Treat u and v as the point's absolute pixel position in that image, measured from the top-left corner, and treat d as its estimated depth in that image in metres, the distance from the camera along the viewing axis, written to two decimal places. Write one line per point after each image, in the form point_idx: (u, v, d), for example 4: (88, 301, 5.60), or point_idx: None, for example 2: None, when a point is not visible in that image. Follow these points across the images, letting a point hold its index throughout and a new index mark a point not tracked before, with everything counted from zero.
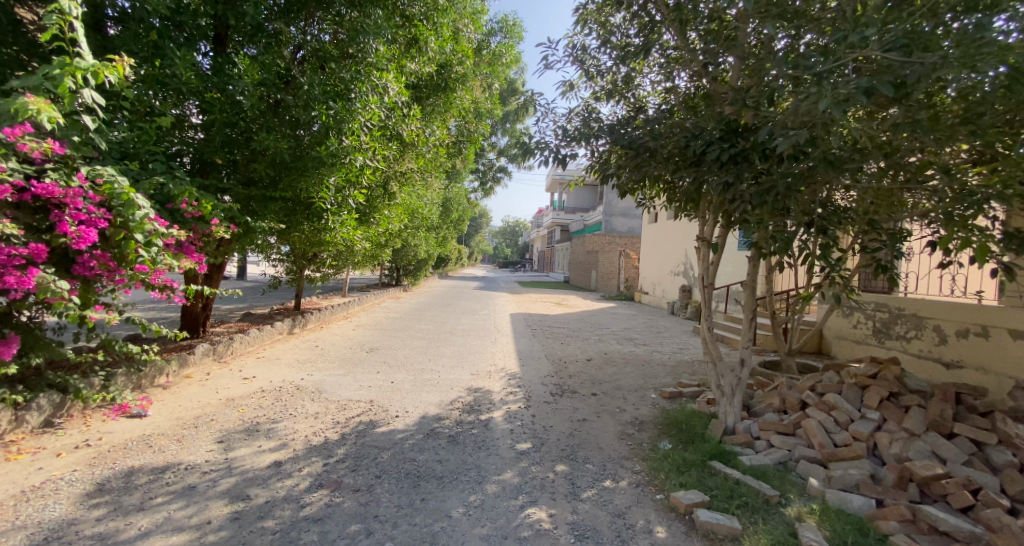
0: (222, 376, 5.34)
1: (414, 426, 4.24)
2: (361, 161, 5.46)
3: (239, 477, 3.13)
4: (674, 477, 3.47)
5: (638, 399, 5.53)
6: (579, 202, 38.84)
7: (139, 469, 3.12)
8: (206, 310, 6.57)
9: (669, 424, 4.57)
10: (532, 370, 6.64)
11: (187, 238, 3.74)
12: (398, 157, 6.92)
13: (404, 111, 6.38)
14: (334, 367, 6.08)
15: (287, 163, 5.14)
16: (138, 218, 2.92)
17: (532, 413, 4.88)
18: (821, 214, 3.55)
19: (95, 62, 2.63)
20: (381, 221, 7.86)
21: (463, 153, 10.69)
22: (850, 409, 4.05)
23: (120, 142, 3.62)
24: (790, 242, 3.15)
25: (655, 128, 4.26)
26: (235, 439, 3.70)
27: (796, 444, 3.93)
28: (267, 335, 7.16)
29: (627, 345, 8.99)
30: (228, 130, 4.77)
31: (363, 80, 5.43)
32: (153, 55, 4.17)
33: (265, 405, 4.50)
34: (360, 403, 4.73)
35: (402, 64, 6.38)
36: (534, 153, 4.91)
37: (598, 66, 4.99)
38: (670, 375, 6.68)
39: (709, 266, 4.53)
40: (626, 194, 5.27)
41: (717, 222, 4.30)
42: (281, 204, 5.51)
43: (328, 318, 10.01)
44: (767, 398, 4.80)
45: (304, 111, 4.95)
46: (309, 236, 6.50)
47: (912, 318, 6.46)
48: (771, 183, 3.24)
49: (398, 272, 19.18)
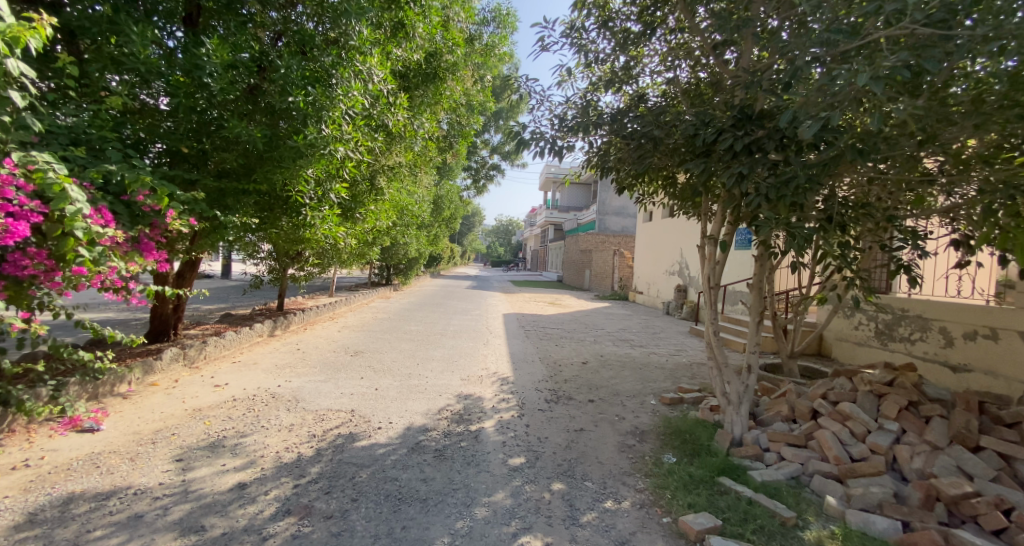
0: (192, 383, 4.96)
1: (398, 439, 3.90)
2: (342, 153, 5.11)
3: (194, 503, 2.78)
4: (681, 496, 3.17)
5: (637, 406, 5.23)
6: (573, 201, 38.47)
7: (80, 496, 2.77)
8: (177, 311, 6.19)
9: (671, 435, 4.27)
10: (524, 375, 6.33)
11: (143, 234, 3.43)
12: (386, 150, 6.60)
13: (390, 100, 6.02)
14: (314, 372, 5.71)
15: (262, 153, 4.79)
16: (70, 214, 2.56)
17: (526, 422, 4.56)
18: (841, 208, 3.24)
19: (12, 22, 2.21)
20: (367, 217, 7.48)
21: (454, 148, 10.32)
22: (865, 419, 3.77)
23: (69, 128, 3.35)
24: (810, 239, 2.85)
25: (658, 117, 3.97)
26: (197, 457, 3.35)
27: (809, 457, 3.63)
28: (245, 339, 6.76)
29: (623, 347, 8.70)
30: (196, 118, 4.42)
31: (345, 66, 5.10)
32: (110, 33, 3.82)
33: (235, 416, 4.14)
34: (340, 413, 4.39)
35: (387, 51, 6.02)
36: (529, 144, 4.60)
37: (596, 53, 4.70)
38: (669, 379, 6.38)
39: (715, 265, 4.23)
40: (624, 189, 4.98)
41: (724, 218, 4.00)
42: (256, 198, 5.12)
43: (313, 318, 9.66)
44: (774, 405, 4.50)
45: (280, 97, 4.58)
46: (288, 233, 6.11)
47: (917, 320, 6.22)
48: (790, 174, 2.91)
49: (388, 271, 18.85)
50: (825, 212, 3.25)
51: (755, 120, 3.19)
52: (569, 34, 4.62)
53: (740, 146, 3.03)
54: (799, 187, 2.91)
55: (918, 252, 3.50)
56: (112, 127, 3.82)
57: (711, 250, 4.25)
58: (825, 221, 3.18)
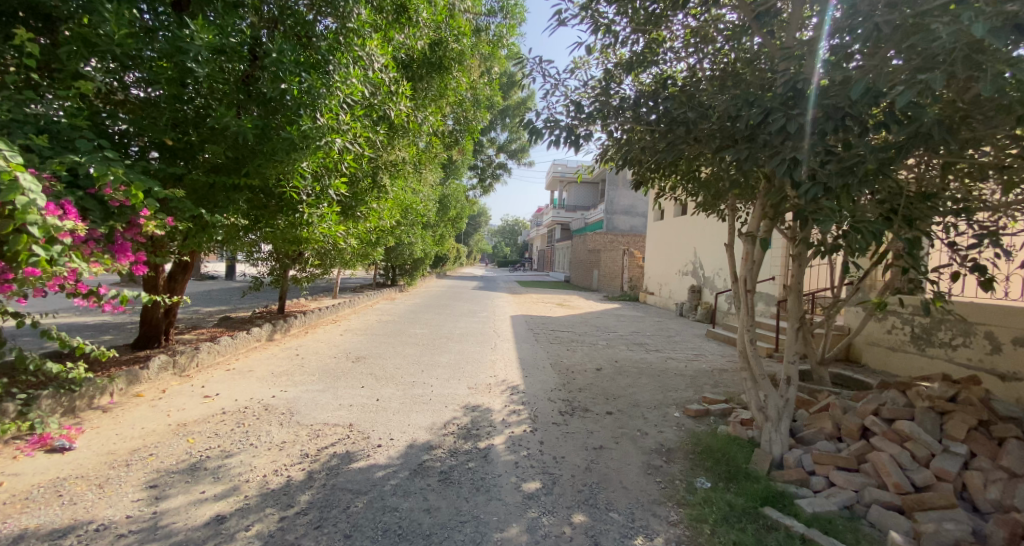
0: (180, 393, 4.59)
1: (398, 460, 3.51)
2: (341, 145, 4.69)
3: (163, 542, 2.41)
4: (723, 533, 2.75)
5: (660, 419, 4.79)
6: (580, 201, 37.68)
7: (32, 534, 2.41)
8: (168, 317, 5.86)
9: (702, 454, 3.85)
10: (536, 383, 5.92)
11: (117, 233, 3.09)
12: (387, 144, 6.26)
13: (392, 89, 5.64)
14: (313, 381, 5.34)
15: (252, 146, 4.29)
16: (20, 206, 2.23)
17: (540, 438, 4.16)
18: (906, 200, 2.80)
19: None
20: (369, 216, 7.12)
21: (460, 144, 9.91)
22: (928, 439, 3.34)
23: (37, 117, 3.10)
24: (879, 236, 2.42)
25: (688, 101, 3.57)
26: (172, 484, 2.96)
27: (864, 484, 3.20)
28: (241, 344, 6.42)
29: (638, 351, 8.27)
30: (180, 106, 4.03)
31: (343, 51, 4.75)
32: (84, 11, 3.46)
33: (222, 433, 3.75)
34: (336, 428, 4.01)
35: (389, 37, 5.70)
36: (542, 134, 4.19)
37: (616, 34, 4.31)
38: (690, 387, 5.96)
39: (752, 265, 3.79)
40: (645, 182, 4.57)
41: (762, 213, 3.57)
42: (249, 194, 4.70)
43: (315, 322, 9.30)
44: (815, 421, 4.05)
45: (270, 84, 4.16)
46: (284, 232, 5.72)
47: (959, 323, 5.74)
48: (855, 159, 2.47)
49: (394, 272, 18.49)
50: (888, 205, 2.80)
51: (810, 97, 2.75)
52: (586, 12, 4.22)
53: (794, 127, 2.59)
54: (868, 173, 2.47)
55: (991, 249, 3.05)
56: (87, 115, 3.45)
57: (747, 248, 3.80)
58: (889, 216, 2.73)
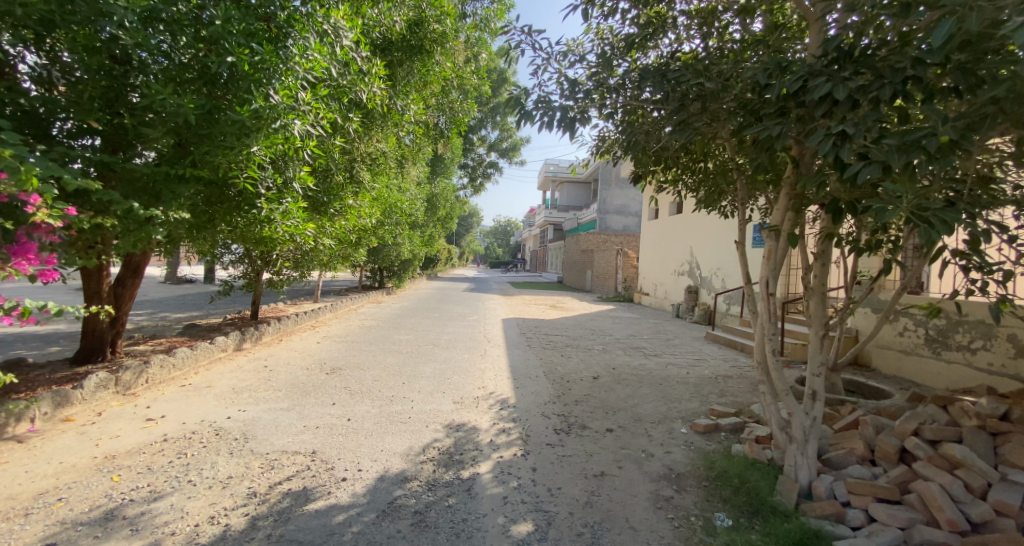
0: (119, 416, 4.00)
1: (364, 498, 2.97)
2: (301, 129, 4.10)
3: None
4: None
5: (665, 437, 4.28)
6: (574, 201, 36.99)
7: None
8: (114, 328, 5.28)
9: (718, 482, 3.34)
10: (528, 396, 5.39)
11: (20, 232, 2.52)
12: (362, 133, 5.75)
13: (363, 68, 5.11)
14: (277, 398, 4.75)
15: (196, 129, 3.62)
16: None
17: (532, 464, 3.63)
18: (966, 185, 2.30)
19: None
20: (347, 214, 6.55)
21: (446, 137, 9.40)
22: (983, 466, 2.88)
23: None
24: (952, 225, 1.92)
25: (702, 74, 3.08)
26: (76, 541, 2.39)
27: (912, 520, 2.71)
28: (201, 356, 5.81)
29: (636, 357, 7.76)
30: (109, 84, 3.42)
31: (305, 23, 4.17)
32: None
33: (157, 467, 3.18)
34: (296, 457, 3.45)
35: (361, 13, 5.17)
36: (533, 117, 3.68)
37: (615, 8, 3.85)
38: (695, 398, 5.47)
39: (775, 264, 3.25)
40: (646, 172, 4.07)
41: (787, 205, 3.07)
42: (197, 187, 3.98)
43: (291, 329, 8.67)
44: (843, 440, 3.56)
45: (214, 57, 3.54)
46: (245, 231, 5.12)
47: (980, 326, 5.31)
48: (922, 131, 1.98)
49: (381, 274, 17.91)
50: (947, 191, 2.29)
51: (859, 59, 2.27)
52: None
53: (842, 93, 2.11)
54: (938, 147, 1.97)
55: None
56: None
57: (769, 244, 3.27)
58: (949, 203, 2.23)
